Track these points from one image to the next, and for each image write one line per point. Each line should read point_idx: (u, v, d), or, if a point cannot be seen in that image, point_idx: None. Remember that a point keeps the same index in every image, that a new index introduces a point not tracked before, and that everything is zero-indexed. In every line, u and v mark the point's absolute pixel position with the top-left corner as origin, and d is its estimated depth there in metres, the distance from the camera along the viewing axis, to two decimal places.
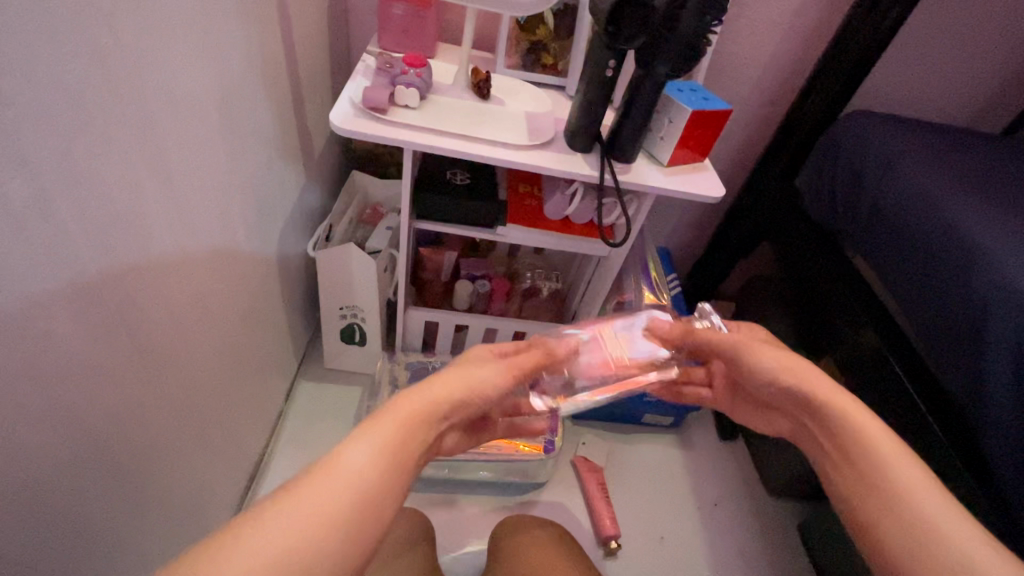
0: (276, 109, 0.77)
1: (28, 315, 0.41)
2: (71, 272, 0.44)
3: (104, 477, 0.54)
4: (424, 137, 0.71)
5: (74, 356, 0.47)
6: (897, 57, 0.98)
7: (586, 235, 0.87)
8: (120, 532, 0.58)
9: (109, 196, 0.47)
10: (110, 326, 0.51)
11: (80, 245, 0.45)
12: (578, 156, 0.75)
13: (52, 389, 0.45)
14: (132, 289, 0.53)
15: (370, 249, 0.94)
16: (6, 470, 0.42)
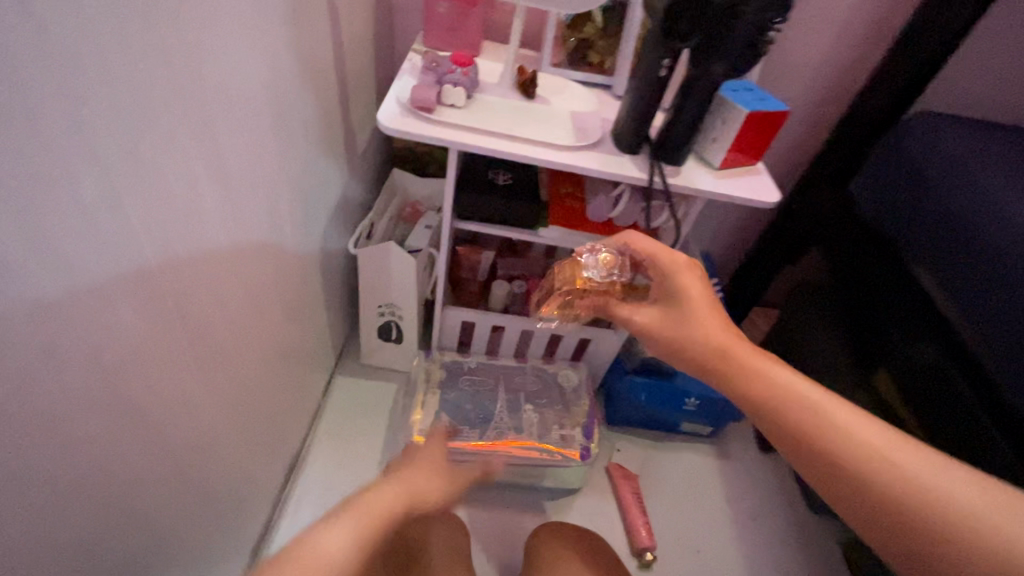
0: (323, 108, 0.77)
1: (92, 307, 0.42)
2: (132, 266, 0.45)
3: (155, 466, 0.55)
4: (470, 137, 0.70)
5: (132, 349, 0.47)
6: (965, 56, 0.92)
7: (628, 239, 0.84)
8: (168, 519, 0.60)
9: (168, 192, 0.48)
10: (166, 319, 0.51)
11: (141, 239, 0.46)
12: (626, 157, 0.73)
13: (111, 381, 0.46)
14: (186, 283, 0.53)
15: (410, 248, 0.94)
16: (68, 458, 0.43)
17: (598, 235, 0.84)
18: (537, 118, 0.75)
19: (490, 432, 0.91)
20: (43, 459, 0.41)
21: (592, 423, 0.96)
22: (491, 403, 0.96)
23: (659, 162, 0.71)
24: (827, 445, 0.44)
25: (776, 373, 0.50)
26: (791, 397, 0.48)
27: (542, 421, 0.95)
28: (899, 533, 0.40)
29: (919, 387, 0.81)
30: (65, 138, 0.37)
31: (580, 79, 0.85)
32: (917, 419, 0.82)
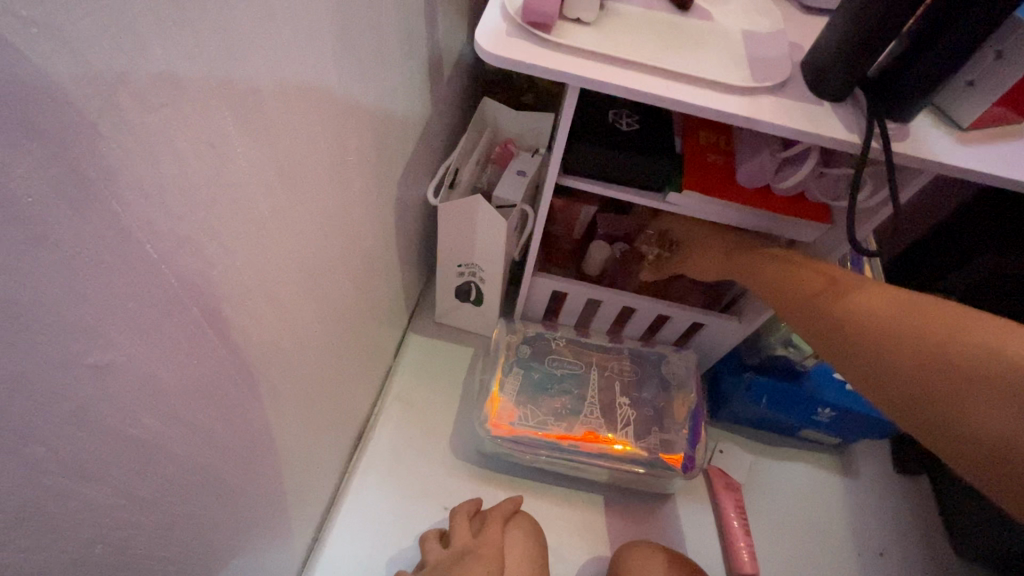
0: (404, 21, 0.59)
1: (126, 323, 0.30)
2: (174, 256, 0.32)
3: (226, 474, 0.46)
4: (598, 68, 0.50)
5: (188, 358, 0.36)
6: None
7: (793, 215, 0.63)
8: (242, 520, 0.52)
9: (217, 152, 0.34)
10: (225, 314, 0.39)
11: (183, 220, 0.32)
12: (822, 107, 0.51)
13: (162, 406, 0.35)
14: (247, 266, 0.41)
15: (499, 201, 0.78)
16: (119, 503, 0.33)
17: (750, 207, 0.63)
18: (695, 41, 0.53)
19: (579, 427, 0.79)
20: (83, 516, 0.31)
21: (698, 427, 0.81)
22: (582, 389, 0.83)
23: (878, 117, 0.48)
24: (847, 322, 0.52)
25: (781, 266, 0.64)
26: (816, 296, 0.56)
27: (640, 418, 0.81)
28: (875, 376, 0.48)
29: None
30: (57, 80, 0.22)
31: None
32: None
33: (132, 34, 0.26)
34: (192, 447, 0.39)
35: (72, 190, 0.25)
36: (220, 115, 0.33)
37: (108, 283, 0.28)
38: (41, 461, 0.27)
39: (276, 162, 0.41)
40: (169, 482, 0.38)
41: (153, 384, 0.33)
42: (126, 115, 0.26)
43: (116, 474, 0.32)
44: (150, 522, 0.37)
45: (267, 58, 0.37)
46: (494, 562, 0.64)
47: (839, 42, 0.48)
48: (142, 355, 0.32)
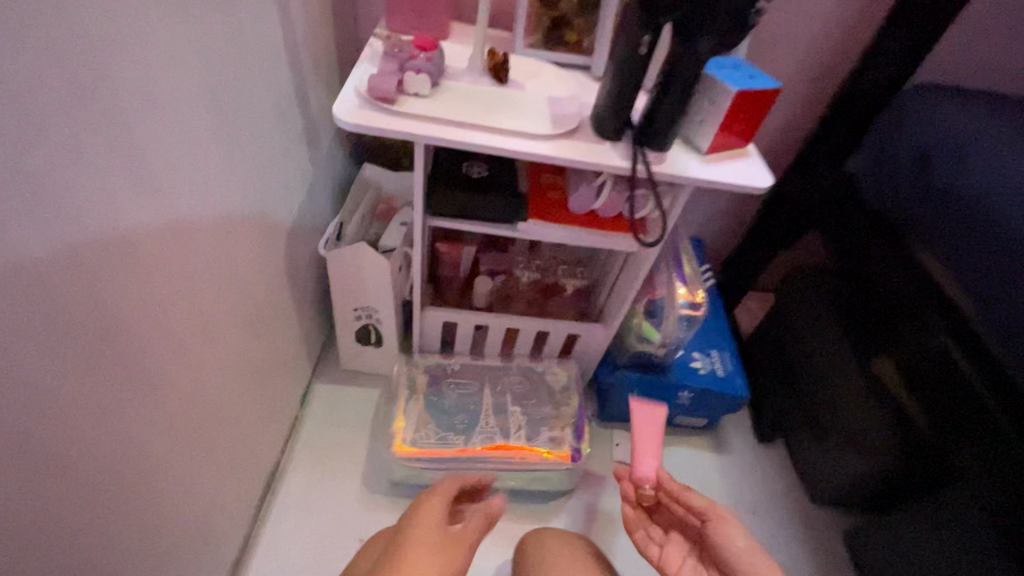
0: (279, 103, 0.71)
1: (1, 348, 0.36)
2: (50, 292, 0.39)
3: (113, 505, 0.49)
4: (433, 129, 0.64)
5: (68, 384, 0.42)
6: (984, 8, 0.84)
7: (615, 230, 0.79)
8: (134, 556, 0.54)
9: (95, 208, 0.42)
10: (108, 345, 0.45)
11: (57, 264, 0.39)
12: (606, 145, 0.68)
13: (42, 424, 0.40)
14: (133, 304, 0.48)
15: (384, 247, 0.89)
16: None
17: (581, 228, 0.79)
18: (509, 105, 0.69)
19: (477, 439, 0.87)
20: None
21: (582, 423, 0.92)
22: (478, 407, 0.92)
23: (643, 148, 0.66)
24: None
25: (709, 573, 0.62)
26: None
27: (533, 423, 0.91)
28: None
29: (929, 379, 0.78)
30: None
31: (556, 60, 0.79)
32: (930, 415, 0.78)
33: (20, 116, 0.35)
34: (83, 464, 0.44)
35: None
36: (95, 179, 0.41)
37: (1, 303, 0.35)
38: None
39: (157, 218, 0.49)
40: (61, 493, 0.43)
41: (42, 397, 0.39)
42: (10, 179, 0.35)
43: (9, 474, 0.38)
44: (34, 534, 0.41)
45: (140, 134, 0.46)
46: (439, 557, 0.66)
47: (606, 100, 0.66)
48: (29, 368, 0.38)
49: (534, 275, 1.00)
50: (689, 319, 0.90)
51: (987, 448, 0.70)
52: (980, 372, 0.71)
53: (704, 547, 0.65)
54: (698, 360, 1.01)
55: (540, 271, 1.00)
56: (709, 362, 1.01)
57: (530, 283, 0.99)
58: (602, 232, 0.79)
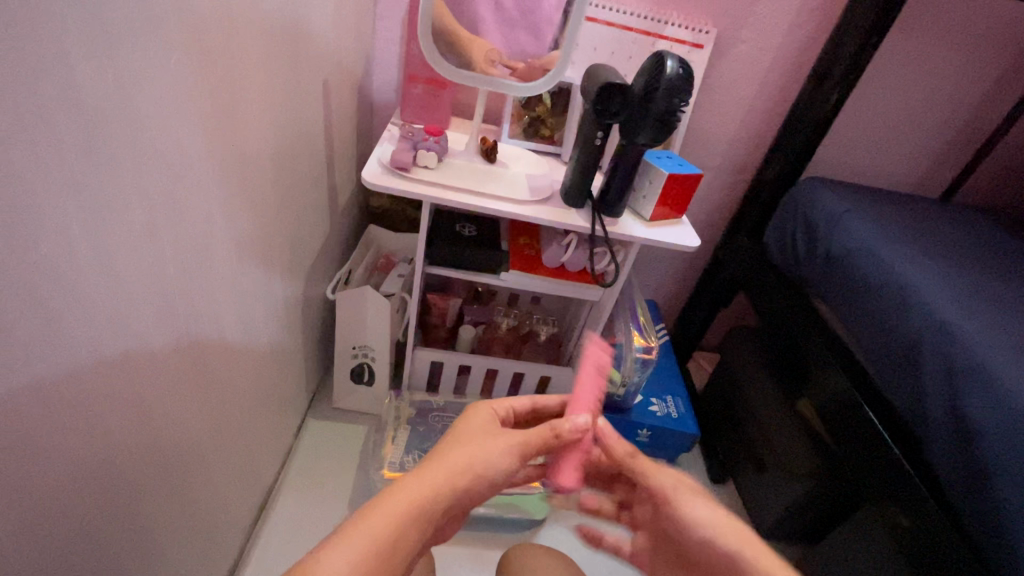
0: (315, 169, 0.89)
1: (122, 317, 0.48)
2: (156, 283, 0.52)
3: (153, 475, 0.58)
4: (438, 192, 0.83)
5: (151, 356, 0.54)
6: (851, 126, 1.12)
7: (579, 281, 0.97)
8: (157, 533, 0.62)
9: (192, 226, 0.57)
10: (177, 334, 0.58)
11: (164, 262, 0.53)
12: (572, 211, 0.87)
13: (131, 385, 0.51)
14: (197, 306, 0.60)
15: (384, 292, 1.03)
16: (92, 449, 0.48)
17: (552, 278, 0.96)
18: (497, 178, 0.89)
19: None
20: (71, 448, 0.45)
21: None
22: None
23: (600, 213, 0.86)
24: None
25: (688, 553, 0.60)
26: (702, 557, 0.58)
27: None
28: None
29: (829, 411, 0.91)
30: (126, 178, 0.46)
31: (534, 147, 1.02)
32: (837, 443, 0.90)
33: (164, 159, 0.50)
34: (143, 432, 0.55)
35: (121, 226, 0.46)
36: (196, 207, 0.56)
37: (127, 283, 0.48)
38: (73, 388, 0.44)
39: (223, 242, 0.63)
40: (127, 452, 0.53)
41: (133, 364, 0.51)
42: (153, 199, 0.50)
43: (105, 420, 0.48)
44: (105, 478, 0.50)
45: (225, 179, 0.61)
46: (457, 475, 0.51)
47: (571, 177, 0.86)
48: (133, 339, 0.50)
49: (512, 324, 1.15)
50: (644, 362, 1.04)
51: (874, 467, 0.82)
52: (872, 401, 0.85)
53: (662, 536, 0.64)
54: (654, 404, 1.15)
55: (517, 322, 1.16)
56: (663, 404, 1.15)
57: (507, 332, 1.14)
58: (570, 281, 0.96)
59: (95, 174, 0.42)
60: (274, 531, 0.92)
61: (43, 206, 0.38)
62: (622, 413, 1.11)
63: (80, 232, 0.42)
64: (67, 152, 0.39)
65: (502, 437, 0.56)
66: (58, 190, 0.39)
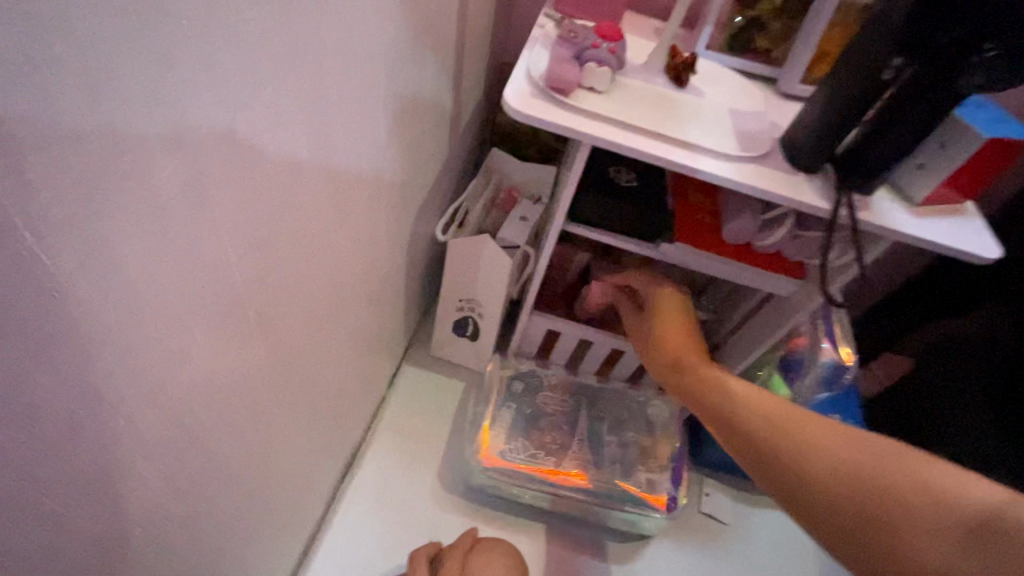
0: (439, 75, 0.66)
1: (189, 320, 0.31)
2: (242, 261, 0.34)
3: (234, 488, 0.45)
4: (610, 130, 0.57)
5: (236, 358, 0.38)
6: None
7: (771, 269, 0.69)
8: (240, 539, 0.50)
9: (296, 170, 0.37)
10: (270, 321, 0.41)
11: (252, 229, 0.34)
12: (800, 177, 0.59)
13: (210, 400, 0.36)
14: (294, 278, 0.43)
15: (505, 241, 0.83)
16: (151, 498, 0.33)
17: (734, 260, 0.70)
18: (690, 113, 0.61)
19: (569, 463, 0.83)
20: (122, 507, 0.31)
21: (680, 469, 0.84)
22: (571, 427, 0.87)
23: (848, 189, 0.56)
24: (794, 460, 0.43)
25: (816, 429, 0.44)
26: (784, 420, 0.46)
27: (626, 459, 0.85)
28: (807, 473, 0.42)
29: None
30: (200, 103, 0.26)
31: (738, 67, 0.70)
32: None
33: (258, 73, 0.30)
34: (222, 449, 0.40)
35: (190, 194, 0.27)
36: (299, 144, 0.37)
37: (199, 280, 0.31)
38: (118, 434, 0.28)
39: (332, 187, 0.44)
40: (206, 483, 0.39)
41: (212, 381, 0.36)
42: (237, 136, 0.30)
43: (171, 462, 0.34)
44: (171, 519, 0.36)
45: (341, 97, 0.41)
46: None
47: (814, 128, 0.56)
48: (207, 353, 0.34)
49: None
50: (831, 381, 0.77)
51: None
52: None
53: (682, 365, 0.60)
54: None
55: None
56: None
57: None
58: (759, 271, 0.70)
59: (144, 108, 0.23)
60: (361, 491, 0.83)
61: (49, 174, 0.20)
62: None
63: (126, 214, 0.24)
64: (84, 70, 0.20)
65: None
66: (73, 143, 0.20)
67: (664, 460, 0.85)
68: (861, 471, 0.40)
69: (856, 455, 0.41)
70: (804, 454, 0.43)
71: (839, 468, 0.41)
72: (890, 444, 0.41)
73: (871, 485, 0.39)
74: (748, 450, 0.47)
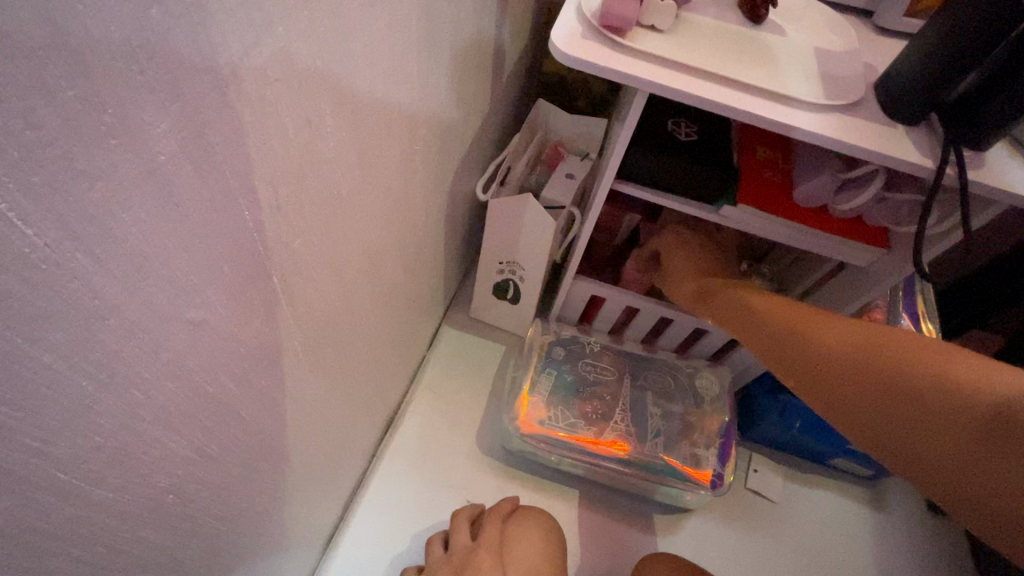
0: (479, 17, 0.60)
1: (205, 290, 0.29)
2: (261, 227, 0.32)
3: (264, 453, 0.45)
4: (672, 76, 0.50)
5: (259, 327, 0.36)
6: None
7: (848, 238, 0.62)
8: (273, 500, 0.51)
9: (315, 125, 0.34)
10: (294, 288, 0.39)
11: (267, 190, 0.31)
12: (896, 130, 0.50)
13: (233, 371, 0.35)
14: (317, 243, 0.40)
15: (549, 201, 0.78)
16: (177, 467, 0.32)
17: (805, 226, 0.62)
18: (767, 55, 0.53)
19: (608, 433, 0.80)
20: (147, 478, 0.30)
21: (728, 445, 0.80)
22: (612, 396, 0.84)
23: (955, 146, 0.48)
24: (840, 379, 0.48)
25: (864, 350, 0.48)
26: (831, 342, 0.50)
27: (671, 431, 0.82)
28: (857, 394, 0.46)
29: None
30: (197, 49, 0.23)
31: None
32: None
33: (262, 11, 0.26)
34: (250, 417, 0.40)
35: (196, 154, 0.25)
36: (319, 95, 0.33)
37: (212, 247, 0.28)
38: (137, 407, 0.27)
39: (357, 146, 0.41)
40: (236, 450, 0.39)
41: (236, 351, 0.34)
42: (246, 88, 0.27)
43: (196, 432, 0.33)
44: (200, 485, 0.36)
45: (366, 42, 0.37)
46: None
47: (921, 71, 0.47)
48: (228, 323, 0.32)
49: None
50: None
51: None
52: None
53: (705, 291, 0.69)
54: None
55: None
56: None
57: None
58: (835, 239, 0.62)
59: (131, 50, 0.20)
60: (399, 450, 0.84)
61: (24, 132, 0.17)
62: None
63: (124, 175, 0.21)
64: (52, 3, 0.17)
65: (452, 559, 0.64)
66: (48, 94, 0.18)
67: (713, 434, 0.81)
68: (884, 367, 0.45)
69: (883, 361, 0.46)
70: (845, 371, 0.48)
71: (869, 373, 0.46)
72: (921, 346, 0.45)
73: (916, 398, 0.42)
74: (802, 375, 0.52)
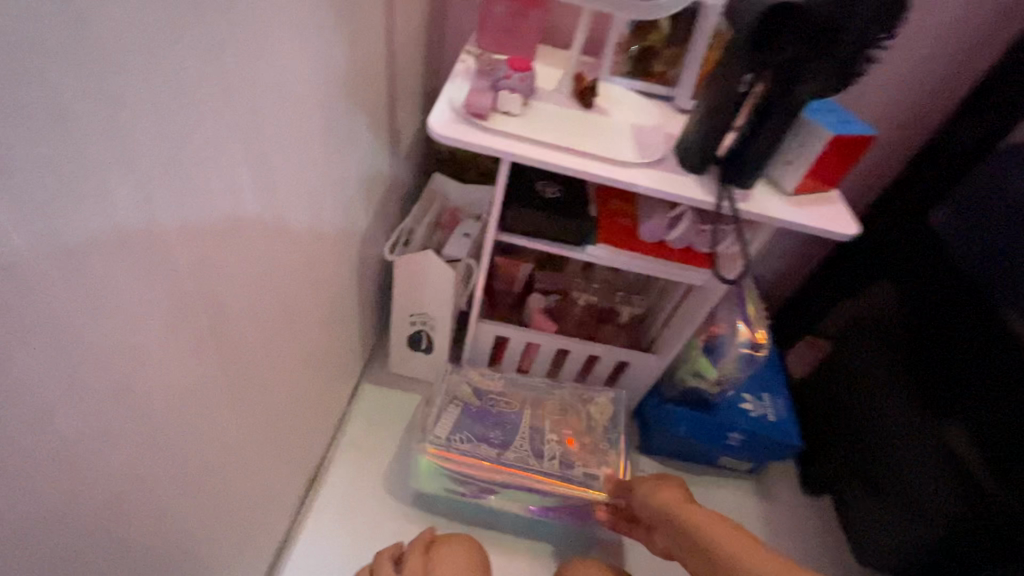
0: (373, 109, 0.73)
1: (143, 322, 0.36)
2: (191, 273, 0.40)
3: (195, 489, 0.49)
4: (523, 147, 0.66)
5: (190, 361, 0.42)
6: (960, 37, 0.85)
7: (683, 263, 0.78)
8: (202, 543, 0.53)
9: (237, 192, 0.43)
10: (222, 328, 0.46)
11: (197, 243, 0.40)
12: (689, 177, 0.68)
13: (164, 399, 0.40)
14: (243, 289, 0.48)
15: (449, 256, 0.90)
16: (113, 485, 0.37)
17: (650, 256, 0.78)
18: (595, 130, 0.71)
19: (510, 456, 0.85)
20: (87, 490, 0.35)
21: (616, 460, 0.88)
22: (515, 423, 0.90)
23: (728, 185, 0.66)
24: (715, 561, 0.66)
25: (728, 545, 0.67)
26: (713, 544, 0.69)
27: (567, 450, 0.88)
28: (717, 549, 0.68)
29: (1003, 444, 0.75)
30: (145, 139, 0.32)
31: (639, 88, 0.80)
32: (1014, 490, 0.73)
33: (193, 111, 0.36)
34: (183, 447, 0.45)
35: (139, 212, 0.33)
36: (238, 170, 0.43)
37: (150, 286, 0.36)
38: (84, 419, 0.33)
39: (274, 209, 0.50)
40: (163, 481, 0.43)
41: (167, 380, 0.40)
42: (178, 165, 0.36)
43: (132, 452, 0.38)
44: (132, 509, 0.40)
45: (276, 130, 0.47)
46: None
47: (697, 135, 0.66)
48: (162, 353, 0.39)
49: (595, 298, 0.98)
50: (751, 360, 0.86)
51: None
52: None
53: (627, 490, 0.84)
54: (748, 402, 0.98)
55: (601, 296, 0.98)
56: (763, 405, 0.97)
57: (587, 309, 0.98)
58: (674, 265, 0.79)
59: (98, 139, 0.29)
60: (325, 506, 0.86)
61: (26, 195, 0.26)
62: (716, 410, 0.96)
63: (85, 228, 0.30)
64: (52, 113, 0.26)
65: None
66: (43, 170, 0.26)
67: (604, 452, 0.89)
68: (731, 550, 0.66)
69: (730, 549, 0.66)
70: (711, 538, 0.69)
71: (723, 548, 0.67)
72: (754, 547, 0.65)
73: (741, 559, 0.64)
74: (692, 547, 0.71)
